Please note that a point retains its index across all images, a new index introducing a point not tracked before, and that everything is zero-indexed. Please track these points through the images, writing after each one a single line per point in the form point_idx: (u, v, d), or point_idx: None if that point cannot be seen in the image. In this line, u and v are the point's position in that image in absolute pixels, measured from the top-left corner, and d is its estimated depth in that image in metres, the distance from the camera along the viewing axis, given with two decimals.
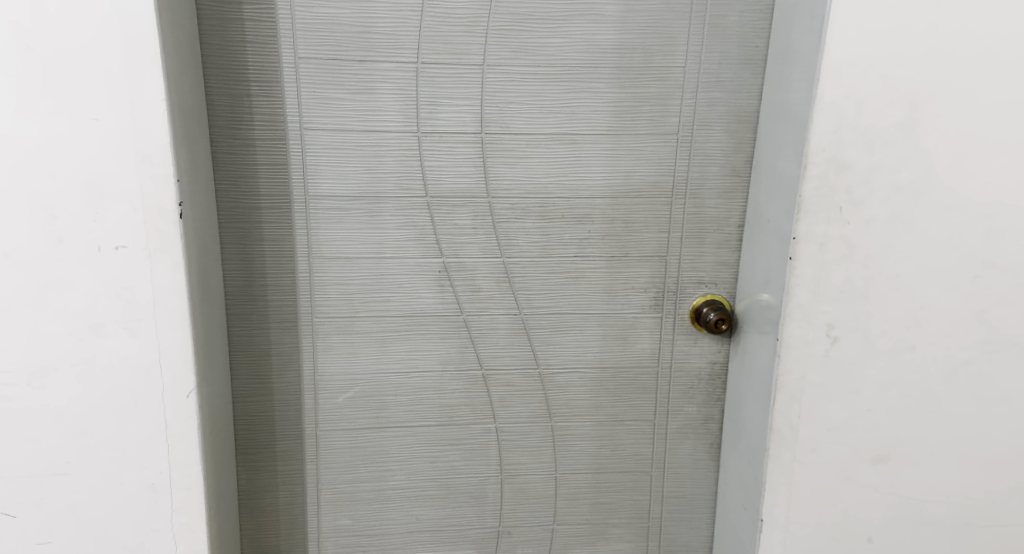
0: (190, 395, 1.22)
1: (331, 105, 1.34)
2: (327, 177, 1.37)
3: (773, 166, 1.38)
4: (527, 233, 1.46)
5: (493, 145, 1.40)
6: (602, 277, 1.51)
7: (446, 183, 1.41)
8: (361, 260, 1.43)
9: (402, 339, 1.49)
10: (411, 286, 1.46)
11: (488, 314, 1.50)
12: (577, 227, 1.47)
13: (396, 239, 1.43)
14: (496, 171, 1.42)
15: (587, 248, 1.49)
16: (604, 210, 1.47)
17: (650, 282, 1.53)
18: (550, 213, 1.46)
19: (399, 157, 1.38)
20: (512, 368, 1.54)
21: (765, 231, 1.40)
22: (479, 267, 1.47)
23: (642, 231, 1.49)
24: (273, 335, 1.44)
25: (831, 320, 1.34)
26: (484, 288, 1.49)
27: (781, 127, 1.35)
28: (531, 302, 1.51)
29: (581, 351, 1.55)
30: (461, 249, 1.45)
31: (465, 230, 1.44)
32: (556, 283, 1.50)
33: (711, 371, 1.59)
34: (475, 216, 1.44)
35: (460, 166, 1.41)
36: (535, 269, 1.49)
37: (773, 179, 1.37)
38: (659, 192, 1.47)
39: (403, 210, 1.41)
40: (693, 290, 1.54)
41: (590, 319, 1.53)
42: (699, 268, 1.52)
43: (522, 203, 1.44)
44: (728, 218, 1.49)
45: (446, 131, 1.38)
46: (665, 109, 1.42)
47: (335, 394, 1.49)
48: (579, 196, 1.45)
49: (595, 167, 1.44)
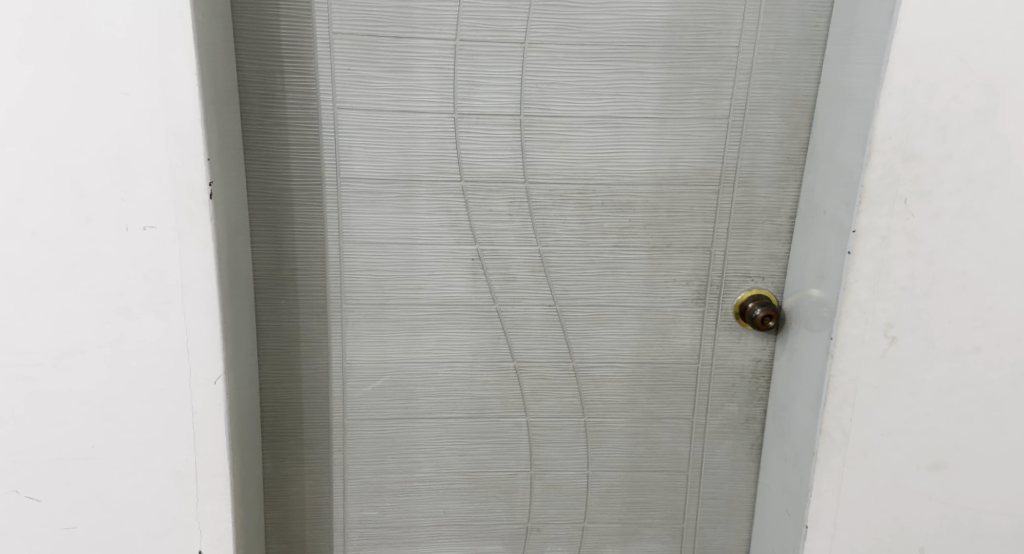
0: (217, 381, 1.18)
1: (366, 83, 1.28)
2: (360, 159, 1.31)
3: (832, 155, 1.30)
4: (565, 222, 1.40)
5: (533, 128, 1.34)
6: (643, 269, 1.45)
7: (482, 167, 1.35)
8: (393, 245, 1.38)
9: (433, 329, 1.44)
10: (444, 274, 1.41)
11: (522, 305, 1.45)
12: (618, 216, 1.41)
13: (429, 225, 1.37)
14: (535, 155, 1.36)
15: (628, 238, 1.42)
16: (646, 199, 1.40)
17: (693, 274, 1.46)
18: (590, 201, 1.39)
19: (434, 139, 1.32)
20: (545, 361, 1.49)
21: (821, 224, 1.33)
22: (515, 255, 1.42)
23: (687, 220, 1.42)
24: (302, 322, 1.39)
25: (889, 319, 1.26)
26: (519, 278, 1.43)
27: (842, 114, 1.27)
28: (566, 292, 1.45)
29: (618, 345, 1.49)
30: (496, 235, 1.40)
31: (502, 217, 1.39)
32: (593, 274, 1.44)
33: (754, 369, 1.52)
34: (512, 202, 1.38)
35: (498, 149, 1.34)
36: (572, 259, 1.43)
37: (832, 168, 1.30)
38: (706, 180, 1.40)
39: (438, 195, 1.36)
40: (737, 284, 1.47)
41: (628, 312, 1.47)
42: (745, 261, 1.45)
43: (561, 190, 1.38)
44: (779, 209, 1.42)
45: (485, 112, 1.32)
46: (716, 92, 1.35)
47: (363, 383, 1.44)
48: (621, 183, 1.39)
49: (639, 151, 1.37)
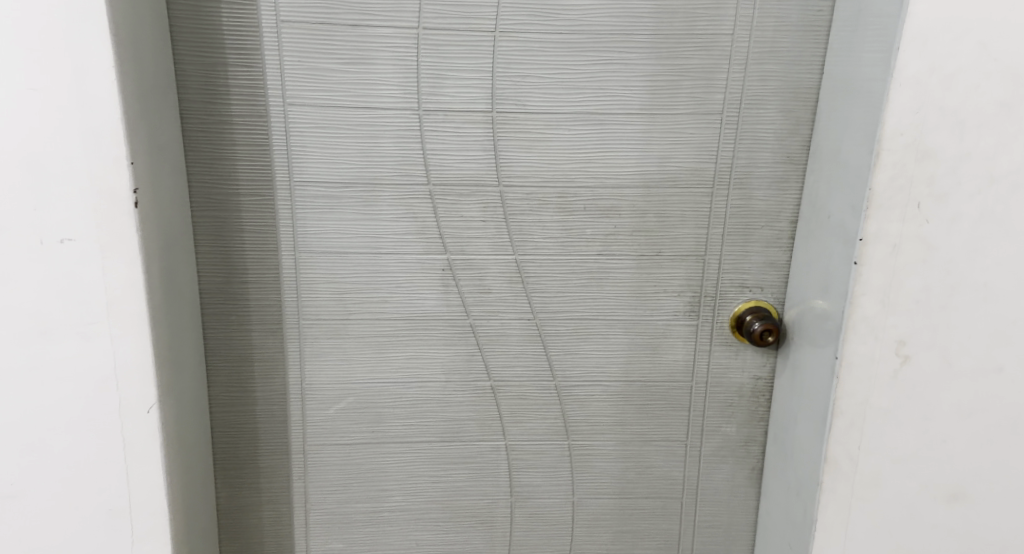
0: (151, 410, 1.06)
1: (321, 77, 1.15)
2: (315, 162, 1.19)
3: (836, 153, 1.17)
4: (545, 228, 1.28)
5: (506, 125, 1.21)
6: (630, 279, 1.32)
7: (452, 169, 1.23)
8: (356, 255, 1.25)
9: (402, 346, 1.32)
10: (411, 286, 1.29)
11: (499, 318, 1.33)
12: (602, 221, 1.28)
13: (395, 233, 1.25)
14: (509, 156, 1.23)
15: (614, 245, 1.30)
16: (633, 202, 1.27)
17: (685, 285, 1.33)
18: (571, 205, 1.27)
19: (397, 138, 1.20)
20: (524, 380, 1.37)
21: (825, 229, 1.20)
22: (490, 265, 1.29)
23: (678, 226, 1.29)
24: (255, 340, 1.26)
25: (901, 336, 1.13)
26: (494, 290, 1.31)
27: (848, 107, 1.15)
28: (547, 305, 1.33)
29: (604, 362, 1.37)
30: (469, 243, 1.27)
31: (474, 223, 1.26)
32: (576, 285, 1.32)
33: (753, 386, 1.40)
34: (485, 207, 1.26)
35: (468, 148, 1.22)
36: (552, 269, 1.31)
37: (837, 168, 1.17)
38: (699, 181, 1.27)
39: (403, 199, 1.23)
40: (734, 295, 1.34)
41: (614, 326, 1.35)
42: (742, 269, 1.33)
43: (539, 193, 1.26)
44: (779, 212, 1.29)
45: (453, 108, 1.19)
46: (708, 84, 1.22)
47: (325, 405, 1.32)
48: (606, 186, 1.26)
49: (625, 150, 1.24)
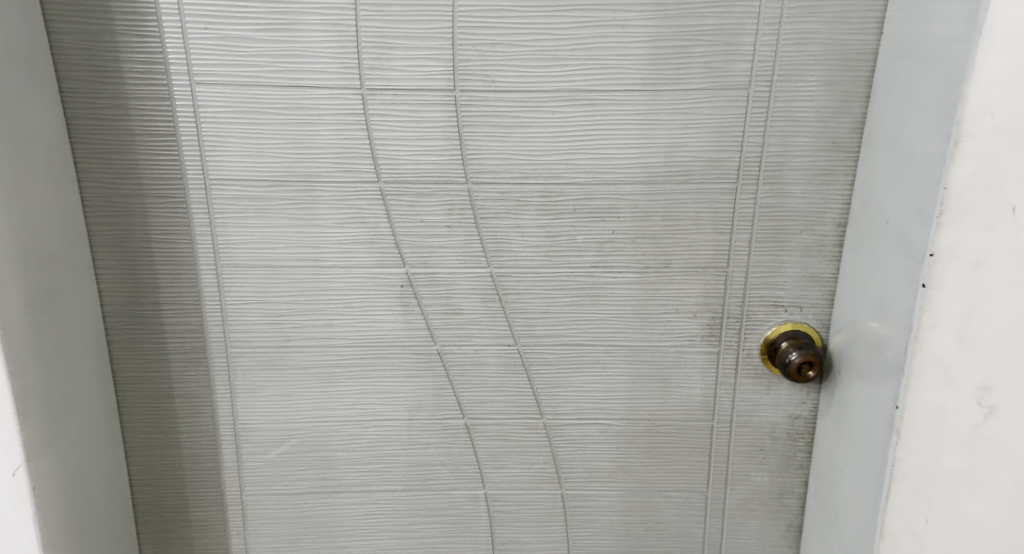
0: (16, 472, 0.87)
1: (234, 48, 0.92)
2: (235, 155, 0.96)
3: (896, 140, 0.90)
4: (525, 234, 1.04)
5: (472, 108, 0.97)
6: (634, 296, 1.08)
7: (407, 163, 0.98)
8: (292, 270, 1.02)
9: (356, 379, 1.09)
10: (363, 307, 1.05)
11: (472, 344, 1.09)
12: (596, 226, 1.04)
13: (339, 243, 1.01)
14: (477, 146, 0.98)
15: (611, 255, 1.05)
16: (635, 202, 1.02)
17: (702, 303, 1.08)
18: (557, 206, 1.02)
19: (334, 125, 0.96)
20: (505, 418, 1.13)
21: (881, 238, 0.94)
22: (459, 280, 1.06)
23: (692, 231, 1.04)
24: (175, 371, 1.05)
25: (984, 382, 0.85)
26: (466, 310, 1.07)
27: (914, 79, 0.88)
28: (531, 329, 1.09)
29: (603, 396, 1.13)
30: (432, 254, 1.04)
31: (437, 230, 1.02)
32: (565, 305, 1.08)
33: (789, 428, 1.14)
34: (450, 210, 1.01)
35: (425, 137, 0.97)
36: (536, 285, 1.07)
37: (897, 159, 0.90)
38: (718, 175, 1.01)
39: (347, 200, 0.99)
40: (764, 316, 1.09)
41: (615, 353, 1.11)
42: (773, 285, 1.07)
43: (516, 192, 1.01)
44: (822, 214, 1.03)
45: (403, 86, 0.95)
46: (729, 50, 0.96)
47: (264, 448, 1.10)
48: (599, 182, 1.01)
49: (623, 137, 0.99)
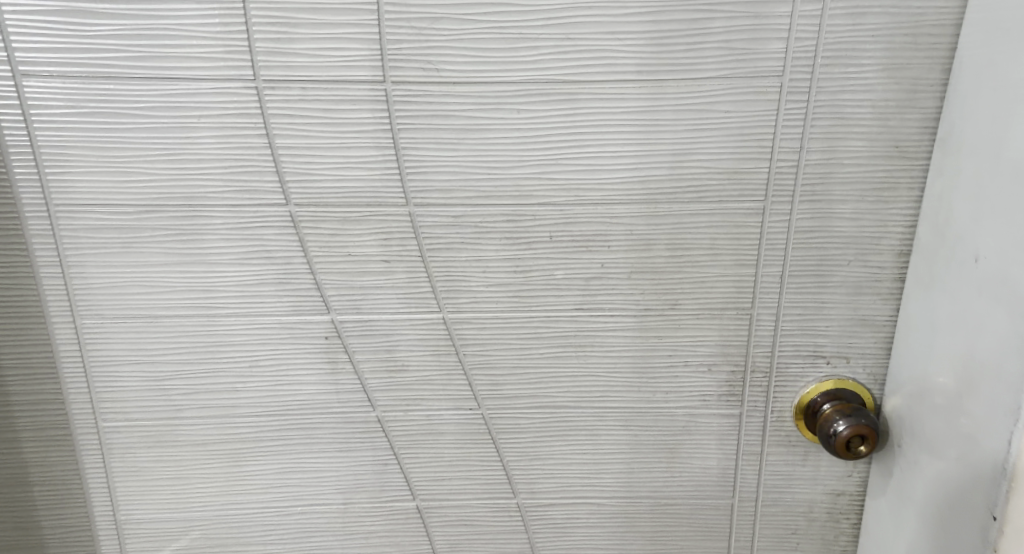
0: None
1: (70, 28, 0.67)
2: (86, 173, 0.71)
3: (981, 149, 0.68)
4: (487, 270, 0.79)
5: (410, 106, 0.70)
6: (629, 346, 0.85)
7: (327, 180, 0.72)
8: (179, 322, 0.78)
9: (275, 458, 0.86)
10: (276, 365, 0.81)
11: (423, 410, 0.85)
12: (580, 258, 0.80)
13: (238, 284, 0.76)
14: (418, 158, 0.73)
15: (599, 294, 0.82)
16: (630, 227, 0.78)
17: (718, 354, 0.85)
18: (527, 233, 0.78)
19: (218, 131, 0.70)
20: (468, 496, 0.91)
21: (961, 280, 0.71)
22: (402, 329, 0.81)
23: (705, 264, 0.80)
24: (29, 451, 0.82)
25: None
26: (414, 368, 0.83)
27: (1015, 61, 0.63)
28: (499, 388, 0.86)
29: (592, 470, 0.91)
30: (365, 297, 0.79)
31: (371, 268, 0.77)
32: (542, 359, 0.85)
33: (829, 506, 0.93)
34: (386, 242, 0.76)
35: (346, 147, 0.71)
36: (505, 335, 0.83)
37: (984, 175, 0.67)
38: (740, 192, 0.76)
39: (245, 229, 0.74)
40: (798, 370, 0.86)
41: (607, 418, 0.88)
42: (813, 332, 0.84)
43: (475, 216, 0.76)
44: (877, 241, 0.79)
45: (313, 75, 0.69)
46: (757, 25, 0.70)
47: (158, 543, 0.87)
48: (583, 203, 0.77)
49: (615, 143, 0.74)
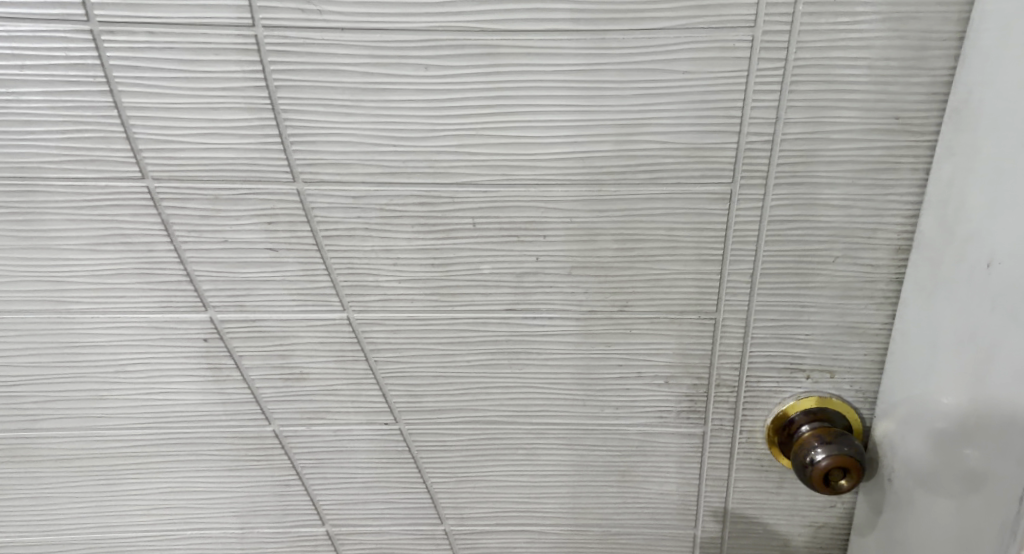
0: None
1: None
2: None
3: (1005, 127, 0.53)
4: (399, 262, 0.66)
5: (288, 57, 0.56)
6: (572, 353, 0.72)
7: (191, 151, 0.59)
8: (26, 319, 0.66)
9: (158, 477, 0.74)
10: (148, 371, 0.69)
11: (329, 424, 0.73)
12: (512, 250, 0.66)
13: (93, 275, 0.64)
14: (304, 123, 0.59)
15: (535, 293, 0.68)
16: (569, 214, 0.64)
17: (678, 365, 0.72)
18: (446, 220, 0.64)
19: (47, 87, 0.56)
20: (387, 519, 0.79)
21: (975, 293, 0.57)
22: (298, 331, 0.68)
23: (660, 259, 0.67)
24: None
25: None
26: (315, 377, 0.70)
27: None
28: (419, 400, 0.73)
29: (531, 493, 0.79)
30: (249, 293, 0.65)
31: (254, 258, 0.64)
32: (470, 368, 0.72)
33: (807, 538, 0.81)
34: (271, 228, 0.63)
35: (210, 107, 0.58)
36: (423, 339, 0.70)
37: (1008, 162, 0.53)
38: (702, 172, 0.62)
39: (94, 208, 0.61)
40: (772, 384, 0.73)
41: (548, 435, 0.76)
42: (791, 341, 0.70)
43: (380, 197, 0.62)
44: (870, 234, 0.65)
45: (161, 16, 0.54)
46: None
47: None
48: (512, 183, 0.63)
49: (549, 110, 0.60)
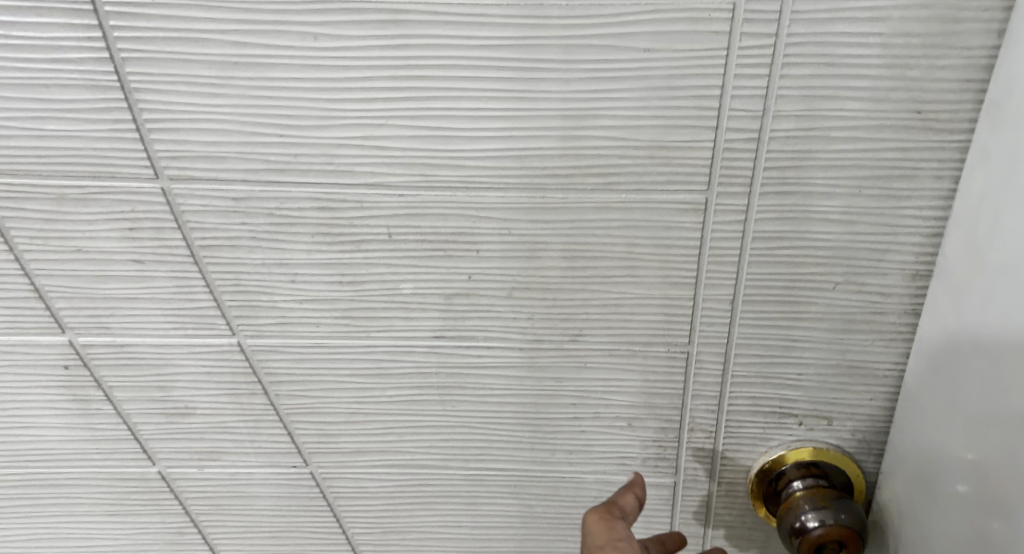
0: None
1: None
2: None
3: None
4: (298, 279, 0.54)
5: (131, 21, 0.44)
6: (515, 389, 0.60)
7: (24, 142, 0.48)
8: None
9: (37, 514, 0.66)
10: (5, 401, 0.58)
11: (225, 467, 0.62)
12: (437, 267, 0.54)
13: None
14: (162, 105, 0.46)
15: (467, 318, 0.56)
16: (506, 224, 0.52)
17: (641, 405, 0.60)
18: (354, 230, 0.52)
19: None
20: None
21: (992, 333, 0.46)
22: (178, 359, 0.56)
23: (619, 281, 0.54)
24: None
25: None
26: (203, 413, 0.59)
27: None
28: (333, 440, 0.61)
29: (467, 546, 0.69)
30: (112, 314, 0.54)
31: (116, 271, 0.52)
32: (393, 404, 0.60)
33: None
34: (133, 236, 0.51)
35: (41, 85, 0.46)
36: (333, 370, 0.58)
37: None
38: (668, 177, 0.50)
39: None
40: (757, 430, 0.61)
41: (489, 481, 0.64)
42: (780, 382, 0.58)
43: (269, 200, 0.50)
44: (880, 256, 0.52)
45: None
46: None
47: None
48: (433, 186, 0.50)
49: (475, 93, 0.47)
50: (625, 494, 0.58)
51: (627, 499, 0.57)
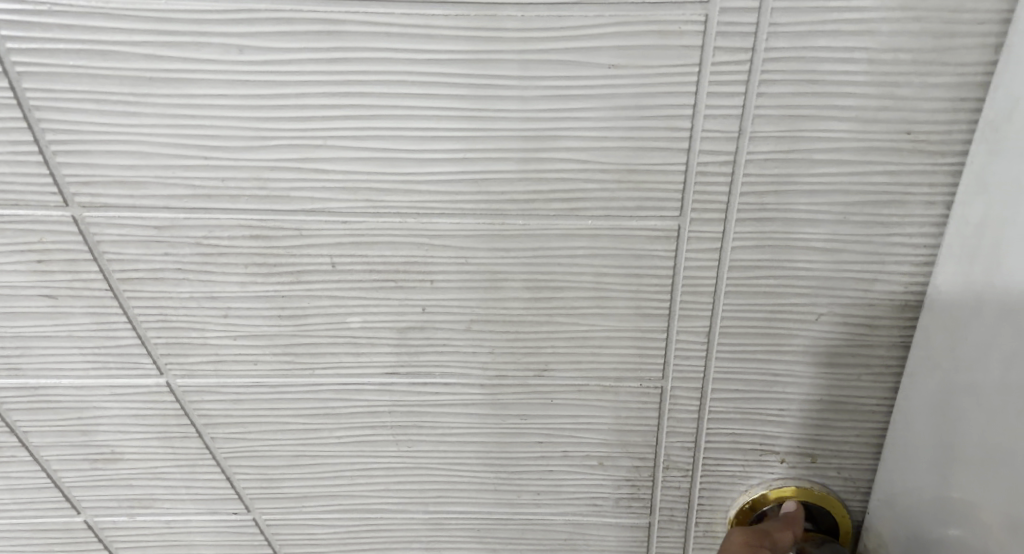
0: None
1: None
2: None
3: None
4: (232, 314, 0.49)
5: (27, 31, 0.39)
6: (476, 428, 0.55)
7: None
8: None
9: None
10: None
11: (159, 515, 0.59)
12: (388, 299, 0.49)
13: None
14: (69, 126, 0.42)
15: (422, 353, 0.51)
16: (462, 252, 0.47)
17: (611, 444, 0.56)
18: (292, 260, 0.47)
19: None
20: None
21: (986, 378, 0.42)
22: (102, 402, 0.52)
23: (586, 314, 0.50)
24: None
25: None
26: (131, 457, 0.55)
27: None
28: (279, 483, 0.57)
29: None
30: (23, 354, 0.50)
31: (27, 306, 0.48)
32: (343, 444, 0.55)
33: None
34: (43, 269, 0.46)
35: None
36: (276, 409, 0.53)
37: None
38: (638, 203, 0.45)
39: None
40: (736, 469, 0.56)
41: (449, 522, 0.60)
42: (760, 418, 0.54)
43: (195, 228, 0.45)
44: (869, 287, 0.48)
45: None
46: None
47: None
48: (380, 212, 0.45)
49: (423, 110, 0.42)
50: (784, 527, 0.56)
51: (784, 533, 0.55)
